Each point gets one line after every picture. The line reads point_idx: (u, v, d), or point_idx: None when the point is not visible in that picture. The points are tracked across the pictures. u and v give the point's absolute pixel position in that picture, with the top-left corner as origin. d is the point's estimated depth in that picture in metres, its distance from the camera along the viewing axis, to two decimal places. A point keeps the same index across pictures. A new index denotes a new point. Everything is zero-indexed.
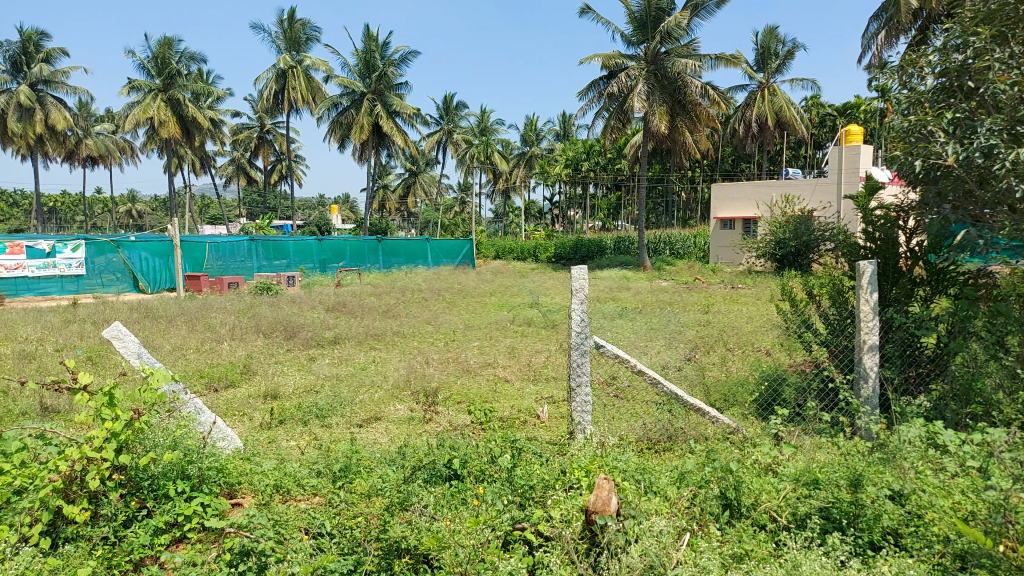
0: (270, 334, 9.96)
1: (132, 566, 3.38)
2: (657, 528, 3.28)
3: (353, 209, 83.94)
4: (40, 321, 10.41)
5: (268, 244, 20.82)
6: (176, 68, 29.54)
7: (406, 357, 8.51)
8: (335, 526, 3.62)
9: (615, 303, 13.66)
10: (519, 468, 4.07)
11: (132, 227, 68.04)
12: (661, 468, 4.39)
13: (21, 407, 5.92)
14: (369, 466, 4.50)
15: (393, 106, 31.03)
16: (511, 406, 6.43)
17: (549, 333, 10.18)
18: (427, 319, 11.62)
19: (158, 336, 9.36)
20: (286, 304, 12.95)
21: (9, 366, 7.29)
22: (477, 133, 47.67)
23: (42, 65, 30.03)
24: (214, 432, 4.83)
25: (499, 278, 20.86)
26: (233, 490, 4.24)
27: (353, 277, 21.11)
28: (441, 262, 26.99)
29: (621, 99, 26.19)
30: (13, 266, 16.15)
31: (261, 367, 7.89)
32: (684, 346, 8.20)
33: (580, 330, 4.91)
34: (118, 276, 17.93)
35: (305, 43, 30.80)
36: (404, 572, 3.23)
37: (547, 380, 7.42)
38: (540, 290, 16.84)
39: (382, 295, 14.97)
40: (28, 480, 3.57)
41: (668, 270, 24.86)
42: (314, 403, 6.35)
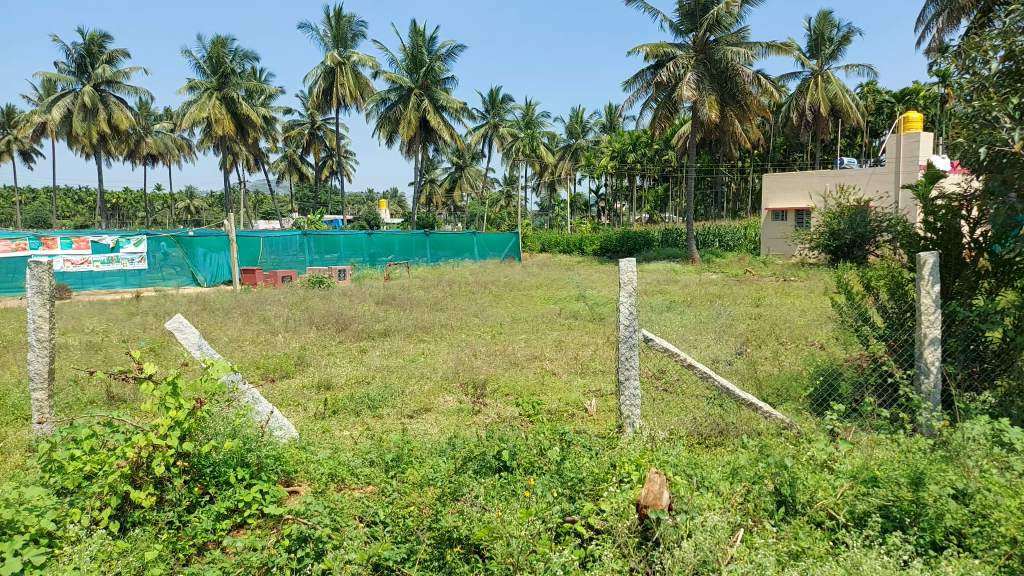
0: (322, 326, 10.17)
1: (196, 549, 3.51)
2: (711, 522, 3.23)
3: (400, 203, 84.84)
4: (105, 313, 10.83)
5: (320, 238, 21.23)
6: (230, 66, 30.29)
7: (454, 349, 8.59)
8: (388, 515, 3.68)
9: (663, 295, 13.51)
10: (569, 460, 4.07)
11: (189, 221, 70.07)
12: (714, 463, 4.33)
13: (88, 395, 6.18)
14: (420, 457, 4.56)
15: (439, 100, 31.25)
16: (558, 398, 6.42)
17: (597, 327, 10.14)
18: (474, 311, 11.70)
19: (216, 328, 9.65)
20: (337, 297, 13.18)
21: (77, 357, 7.61)
22: (522, 126, 47.26)
23: (105, 66, 31.15)
24: (271, 421, 4.96)
25: (546, 271, 20.82)
26: (289, 478, 4.35)
27: (401, 270, 21.35)
28: (488, 256, 27.12)
29: (669, 89, 25.78)
30: (80, 261, 16.76)
31: (315, 359, 8.06)
32: (735, 339, 8.06)
33: (629, 324, 4.87)
34: (177, 270, 18.52)
35: (352, 40, 31.18)
36: (457, 561, 3.27)
37: (594, 373, 7.40)
38: (588, 283, 16.75)
39: (430, 288, 15.12)
40: (97, 466, 3.73)
41: (718, 263, 24.44)
42: (365, 394, 6.46)
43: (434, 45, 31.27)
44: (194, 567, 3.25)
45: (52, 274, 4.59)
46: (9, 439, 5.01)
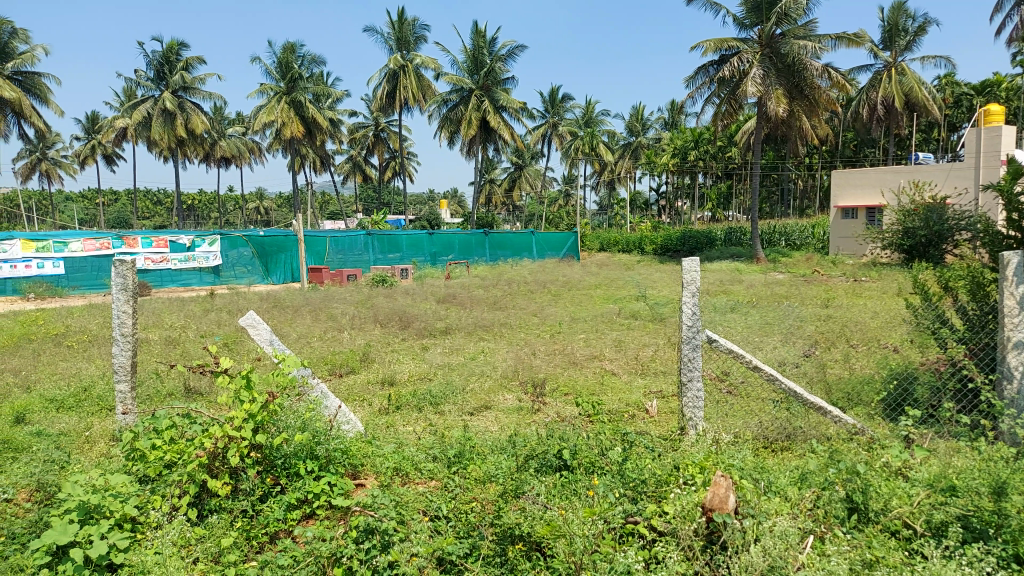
0: (386, 323, 10.38)
1: (269, 538, 3.64)
2: (781, 528, 3.15)
3: (461, 203, 85.60)
4: (183, 309, 11.32)
5: (383, 238, 21.61)
6: (298, 71, 31.17)
7: (514, 348, 8.64)
8: (451, 510, 3.73)
9: (726, 296, 13.26)
10: (631, 461, 4.04)
11: (258, 221, 72.38)
12: (781, 468, 4.24)
13: (168, 388, 6.45)
14: (482, 453, 4.61)
15: (500, 101, 31.42)
16: (619, 399, 6.36)
17: (657, 327, 10.02)
18: (534, 311, 11.72)
19: (286, 325, 9.98)
20: (400, 296, 13.39)
21: (158, 351, 7.99)
22: (581, 124, 47.16)
23: (182, 73, 32.52)
24: (339, 416, 5.11)
25: (606, 270, 20.63)
26: (356, 471, 4.44)
27: (461, 269, 21.55)
28: (546, 255, 27.17)
29: (733, 84, 25.23)
30: (159, 259, 17.55)
31: (379, 355, 8.22)
32: (802, 341, 7.81)
33: (692, 324, 4.80)
34: (249, 268, 19.24)
35: (414, 43, 31.62)
36: (519, 558, 3.30)
37: (655, 374, 7.30)
38: (648, 283, 16.55)
39: (490, 287, 15.22)
40: (176, 456, 3.91)
41: (784, 262, 23.80)
42: (427, 391, 6.57)
43: (495, 46, 31.47)
44: (267, 556, 3.37)
45: (135, 272, 4.82)
46: (96, 429, 5.28)
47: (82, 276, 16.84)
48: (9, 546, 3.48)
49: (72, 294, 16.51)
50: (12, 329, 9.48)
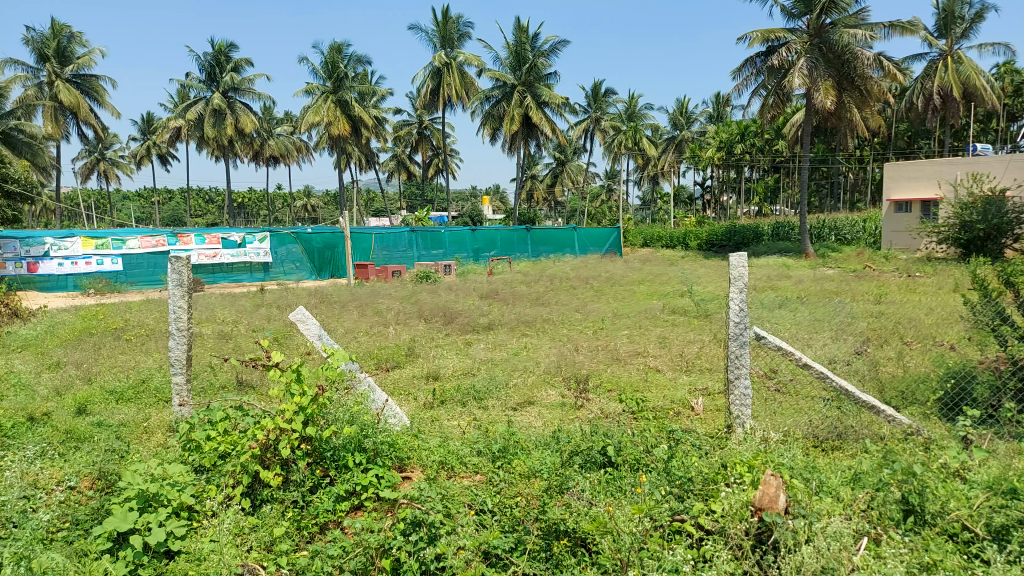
0: (430, 319, 10.47)
1: (319, 528, 3.71)
2: (834, 529, 3.09)
3: (503, 200, 85.65)
4: (235, 305, 11.62)
5: (426, 234, 21.77)
6: (344, 71, 31.64)
7: (557, 343, 8.64)
8: (496, 505, 3.77)
9: (774, 292, 13.02)
10: (677, 459, 4.00)
11: (305, 219, 73.72)
12: (832, 467, 4.15)
13: (222, 380, 6.65)
14: (526, 448, 4.63)
15: (542, 97, 31.34)
16: (664, 396, 6.30)
17: (703, 323, 9.89)
18: (576, 306, 11.68)
19: (333, 320, 10.15)
20: (444, 291, 13.51)
21: (212, 345, 8.23)
22: (624, 118, 46.71)
23: (231, 74, 33.29)
24: (386, 409, 5.18)
25: (650, 266, 20.38)
26: (403, 464, 4.51)
27: (504, 265, 21.58)
28: (589, 251, 27.05)
29: (781, 76, 24.68)
30: (212, 255, 17.99)
31: (424, 351, 8.31)
32: (854, 339, 7.61)
33: (739, 320, 4.72)
34: (297, 265, 19.60)
35: (458, 40, 31.75)
36: (564, 553, 3.29)
37: (701, 372, 7.20)
38: (694, 279, 16.34)
39: (533, 283, 15.22)
40: (230, 447, 4.03)
41: (834, 257, 23.24)
42: (471, 386, 6.61)
43: (538, 41, 31.35)
44: (317, 545, 3.43)
45: (190, 267, 4.97)
46: (153, 419, 5.45)
47: (140, 272, 17.44)
48: (74, 531, 3.64)
49: (130, 289, 17.09)
50: (74, 323, 9.86)
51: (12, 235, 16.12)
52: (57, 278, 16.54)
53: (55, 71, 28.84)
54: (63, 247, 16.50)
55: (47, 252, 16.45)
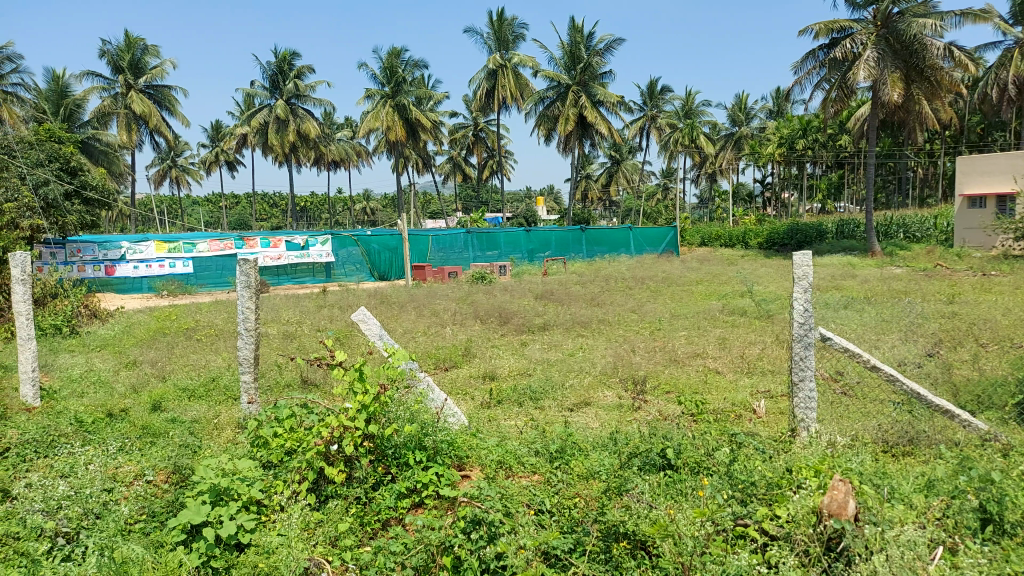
0: (486, 319, 10.53)
1: (381, 524, 3.78)
2: (909, 538, 2.98)
3: (558, 200, 85.46)
4: (299, 305, 11.97)
5: (482, 235, 21.91)
6: (402, 76, 32.16)
7: (613, 344, 8.59)
8: (555, 505, 3.77)
9: (839, 292, 12.62)
10: (739, 463, 3.93)
11: (364, 221, 75.16)
12: (903, 474, 4.00)
13: (287, 379, 6.84)
14: (584, 449, 4.62)
15: (597, 96, 31.15)
16: (724, 398, 6.18)
17: (764, 324, 9.66)
18: (632, 307, 11.57)
19: (393, 320, 10.35)
20: (499, 292, 13.57)
21: (278, 344, 8.50)
22: (681, 116, 45.99)
23: (294, 81, 34.23)
24: (445, 409, 5.25)
25: (708, 266, 20.01)
26: (462, 462, 4.56)
27: (559, 266, 21.52)
28: (644, 251, 26.76)
29: (845, 69, 23.92)
30: (276, 257, 18.71)
31: (480, 351, 8.39)
32: (924, 340, 7.31)
33: (804, 321, 4.61)
34: (358, 266, 20.01)
35: (513, 41, 31.83)
36: (624, 556, 3.25)
37: (763, 374, 7.04)
38: (754, 278, 15.95)
39: (588, 283, 15.14)
40: (296, 444, 4.14)
41: (904, 255, 22.37)
42: (527, 386, 6.62)
43: (592, 40, 31.16)
44: (380, 541, 3.50)
45: (257, 270, 5.13)
46: (223, 417, 5.64)
47: (208, 274, 18.10)
48: (150, 523, 3.77)
49: (200, 291, 17.77)
50: (149, 324, 10.32)
51: (92, 239, 16.74)
52: (133, 280, 17.18)
53: (129, 82, 30.19)
54: (138, 250, 17.16)
55: (124, 256, 17.09)
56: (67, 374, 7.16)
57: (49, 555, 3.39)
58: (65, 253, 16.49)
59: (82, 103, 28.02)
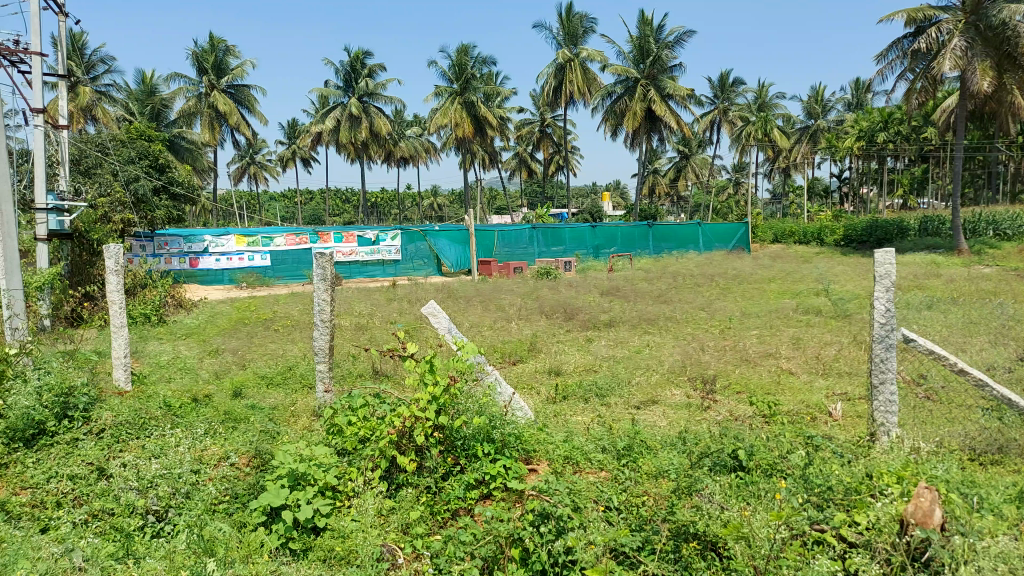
0: (551, 315, 10.54)
1: (450, 514, 3.85)
2: (1000, 549, 2.83)
3: (624, 196, 84.49)
4: (370, 298, 12.24)
5: (547, 231, 21.91)
6: (471, 72, 32.38)
7: (681, 342, 8.43)
8: (622, 503, 3.75)
9: (921, 291, 12.07)
10: (816, 467, 3.81)
11: (432, 217, 76.17)
12: (994, 483, 3.79)
13: (360, 370, 7.00)
14: (653, 448, 4.56)
15: (666, 89, 30.61)
16: (798, 400, 6.01)
17: (841, 324, 9.29)
18: (701, 305, 11.34)
19: (460, 314, 10.49)
20: (565, 288, 13.51)
21: (352, 335, 8.75)
22: (754, 109, 44.75)
23: (366, 80, 34.94)
24: (511, 403, 5.29)
25: (781, 263, 19.38)
26: (529, 456, 4.59)
27: (625, 262, 21.33)
28: (714, 247, 26.18)
29: (930, 59, 22.81)
30: (349, 252, 19.29)
31: (546, 346, 8.41)
32: (1017, 343, 6.92)
33: (885, 322, 4.44)
34: (426, 261, 20.28)
35: (583, 36, 31.62)
36: (693, 556, 3.20)
37: (840, 375, 6.80)
38: (831, 277, 15.37)
39: (654, 280, 14.92)
40: (369, 432, 4.26)
41: (994, 255, 21.14)
42: (593, 383, 6.60)
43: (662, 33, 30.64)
44: (450, 530, 3.57)
45: (333, 263, 5.31)
46: (299, 404, 5.83)
47: (285, 267, 18.71)
48: (233, 504, 3.94)
49: (276, 283, 18.38)
50: (231, 314, 10.79)
51: (178, 232, 17.49)
52: (215, 272, 17.93)
53: (213, 83, 31.48)
54: (220, 244, 17.87)
55: (206, 248, 17.79)
56: (156, 361, 7.55)
57: (142, 531, 3.63)
58: (154, 246, 17.32)
59: (168, 103, 29.29)
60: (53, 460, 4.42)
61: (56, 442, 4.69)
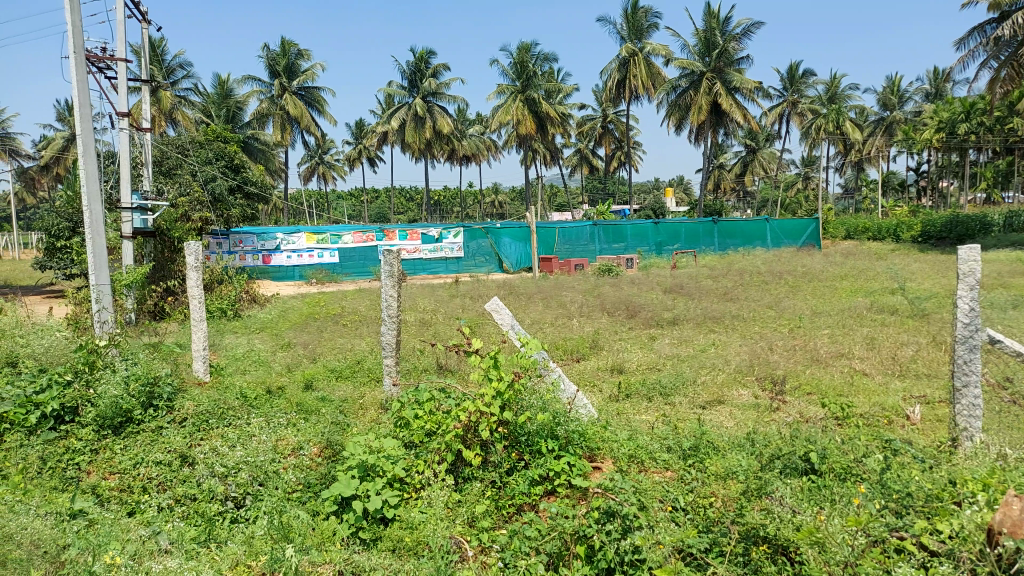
0: (613, 312, 10.47)
1: (516, 508, 3.88)
2: None
3: (687, 193, 82.92)
4: (434, 295, 12.41)
5: (609, 228, 21.76)
6: (532, 70, 32.41)
7: (749, 342, 8.23)
8: (689, 503, 3.71)
9: (1008, 290, 11.46)
10: (894, 472, 3.68)
11: (493, 214, 76.56)
12: None
13: (425, 364, 7.10)
14: (720, 449, 4.48)
15: (733, 82, 29.90)
16: (873, 402, 5.79)
17: (919, 324, 8.90)
18: (769, 303, 11.05)
19: (521, 311, 10.53)
20: (627, 285, 13.38)
21: (417, 331, 8.91)
22: (825, 101, 43.25)
23: (430, 80, 35.36)
24: (575, 400, 5.28)
25: (854, 261, 18.65)
26: (593, 454, 4.59)
27: (689, 259, 20.96)
28: (782, 243, 25.46)
29: (1016, 45, 21.62)
30: (413, 250, 19.64)
31: (608, 343, 8.35)
32: None
33: (969, 322, 4.26)
34: (487, 258, 20.41)
35: (647, 30, 31.22)
36: (763, 560, 3.13)
37: (918, 377, 6.53)
38: (907, 274, 14.75)
39: (720, 278, 14.61)
40: (435, 426, 4.33)
41: None
42: (658, 381, 6.53)
43: (729, 25, 29.99)
44: (515, 525, 3.61)
45: (400, 260, 5.42)
46: (367, 397, 5.96)
47: (352, 264, 19.15)
48: (306, 493, 4.07)
49: (344, 280, 18.86)
50: (302, 309, 11.12)
51: (251, 230, 18.15)
52: (286, 269, 18.50)
53: (284, 85, 32.48)
54: (291, 241, 18.42)
55: (278, 246, 18.38)
56: (232, 354, 7.87)
57: (221, 518, 3.80)
58: (229, 244, 18.02)
59: (242, 105, 30.37)
60: (139, 446, 4.67)
61: (142, 430, 4.94)
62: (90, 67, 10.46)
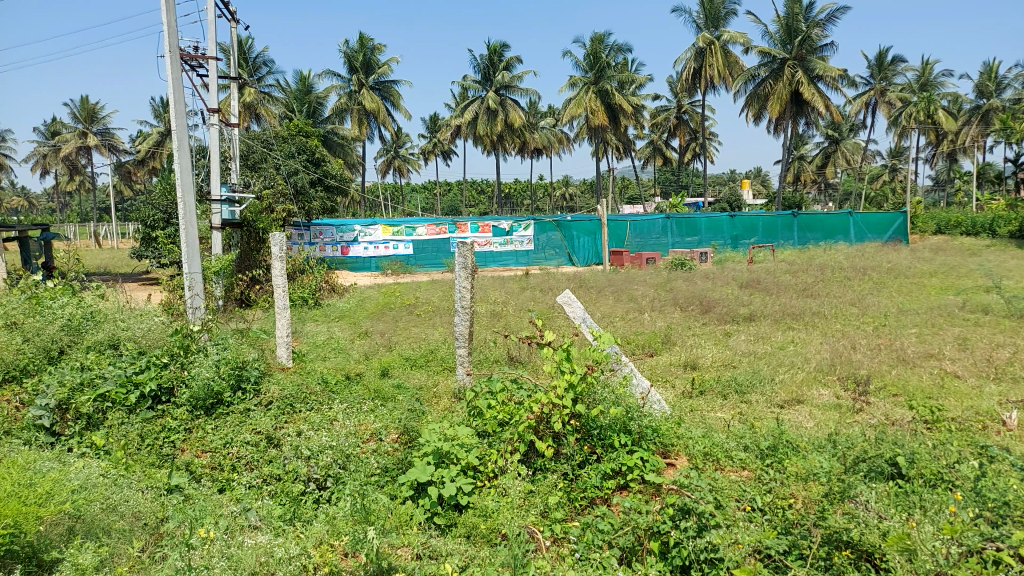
0: (686, 307, 10.30)
1: (588, 501, 3.90)
2: None
3: (764, 184, 80.27)
4: (505, 287, 12.49)
5: (682, 221, 21.35)
6: (605, 61, 32.09)
7: (830, 340, 7.94)
8: (767, 504, 3.63)
9: None
10: (989, 480, 3.49)
11: (563, 207, 76.29)
12: None
13: (497, 356, 7.17)
14: (801, 450, 4.36)
15: (815, 70, 28.73)
16: (964, 406, 5.50)
17: (1017, 325, 8.36)
18: (851, 300, 10.63)
19: (592, 304, 10.50)
20: (701, 280, 13.14)
21: (490, 322, 9.01)
22: (916, 89, 41.05)
23: (502, 73, 35.44)
24: (648, 396, 5.24)
25: (944, 257, 17.68)
26: (667, 450, 4.55)
27: (766, 253, 20.39)
28: (866, 238, 24.40)
29: None
30: (484, 242, 19.81)
31: (681, 338, 8.22)
32: None
33: None
34: (557, 251, 20.39)
35: (725, 18, 30.47)
36: (845, 565, 3.03)
37: (1015, 382, 6.16)
38: (1002, 271, 13.94)
39: (799, 273, 14.13)
40: (508, 416, 4.37)
41: None
42: (733, 378, 6.40)
43: (812, 10, 28.86)
44: (588, 518, 3.63)
45: (474, 253, 5.50)
46: (441, 386, 6.08)
47: (426, 255, 19.47)
48: (383, 477, 4.19)
49: (418, 271, 19.19)
50: (378, 299, 11.42)
51: (330, 222, 18.71)
52: (363, 260, 18.97)
53: (361, 80, 33.25)
54: (367, 233, 18.89)
55: (356, 238, 18.86)
56: (313, 341, 8.17)
57: (304, 498, 3.97)
58: (310, 235, 18.65)
59: (322, 100, 31.22)
60: (229, 427, 4.91)
61: (231, 411, 5.22)
62: (184, 66, 10.96)
